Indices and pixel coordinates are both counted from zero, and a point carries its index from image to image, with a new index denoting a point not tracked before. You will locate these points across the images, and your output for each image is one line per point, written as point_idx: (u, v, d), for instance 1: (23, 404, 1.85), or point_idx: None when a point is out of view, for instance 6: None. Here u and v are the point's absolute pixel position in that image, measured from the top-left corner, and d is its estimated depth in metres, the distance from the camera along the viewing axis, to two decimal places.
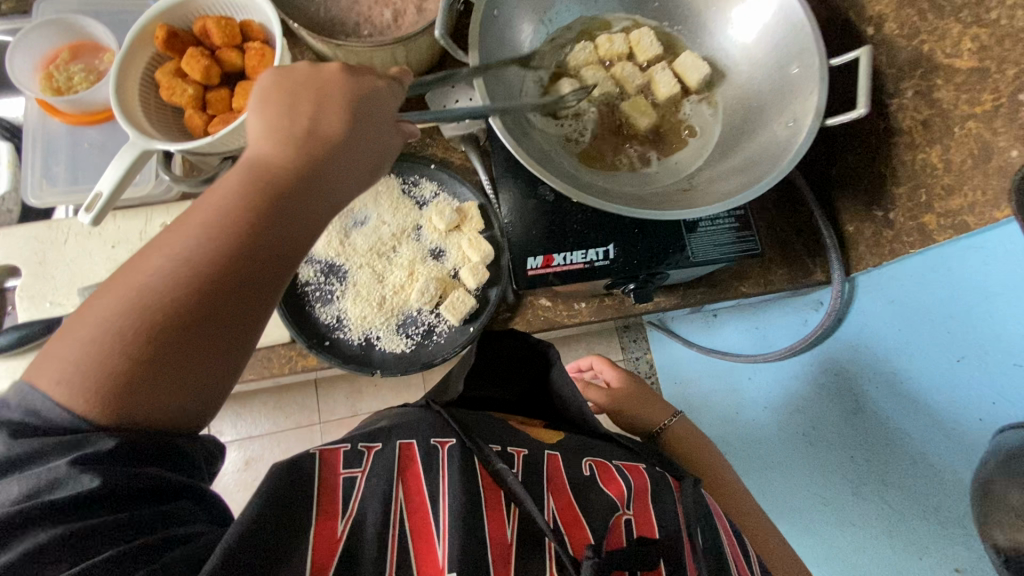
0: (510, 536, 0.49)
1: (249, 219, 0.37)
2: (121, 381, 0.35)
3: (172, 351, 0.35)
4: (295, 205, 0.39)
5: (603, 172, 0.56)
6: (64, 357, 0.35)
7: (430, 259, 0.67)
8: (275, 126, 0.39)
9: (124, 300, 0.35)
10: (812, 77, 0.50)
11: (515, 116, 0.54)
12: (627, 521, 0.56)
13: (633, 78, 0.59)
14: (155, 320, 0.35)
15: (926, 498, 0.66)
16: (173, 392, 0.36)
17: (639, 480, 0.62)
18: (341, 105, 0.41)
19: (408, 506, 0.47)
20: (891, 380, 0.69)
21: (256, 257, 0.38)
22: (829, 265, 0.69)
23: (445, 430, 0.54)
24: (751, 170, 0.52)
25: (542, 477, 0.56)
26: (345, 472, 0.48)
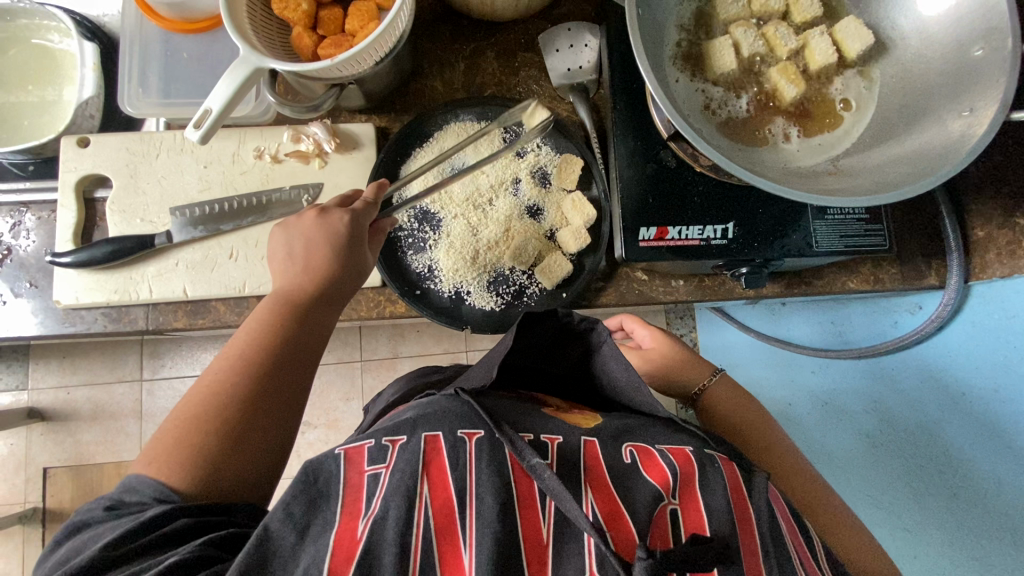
0: (545, 536, 0.43)
1: (285, 339, 0.46)
2: (209, 457, 0.41)
3: (248, 407, 0.43)
4: (319, 309, 0.49)
5: (742, 144, 0.52)
6: (177, 420, 0.42)
7: (527, 216, 0.63)
8: (282, 264, 0.50)
9: (223, 369, 0.45)
10: (1002, 61, 0.44)
11: (660, 73, 0.49)
12: (674, 512, 0.49)
13: (785, 41, 0.53)
14: (235, 385, 0.44)
15: (1004, 518, 0.65)
16: (245, 455, 0.42)
17: (686, 465, 0.52)
18: (323, 246, 0.49)
19: (432, 502, 0.43)
20: (989, 397, 0.67)
21: (291, 351, 0.46)
22: (947, 270, 0.64)
23: (473, 419, 0.48)
24: (915, 161, 0.47)
25: (579, 468, 0.50)
26: (368, 468, 0.44)
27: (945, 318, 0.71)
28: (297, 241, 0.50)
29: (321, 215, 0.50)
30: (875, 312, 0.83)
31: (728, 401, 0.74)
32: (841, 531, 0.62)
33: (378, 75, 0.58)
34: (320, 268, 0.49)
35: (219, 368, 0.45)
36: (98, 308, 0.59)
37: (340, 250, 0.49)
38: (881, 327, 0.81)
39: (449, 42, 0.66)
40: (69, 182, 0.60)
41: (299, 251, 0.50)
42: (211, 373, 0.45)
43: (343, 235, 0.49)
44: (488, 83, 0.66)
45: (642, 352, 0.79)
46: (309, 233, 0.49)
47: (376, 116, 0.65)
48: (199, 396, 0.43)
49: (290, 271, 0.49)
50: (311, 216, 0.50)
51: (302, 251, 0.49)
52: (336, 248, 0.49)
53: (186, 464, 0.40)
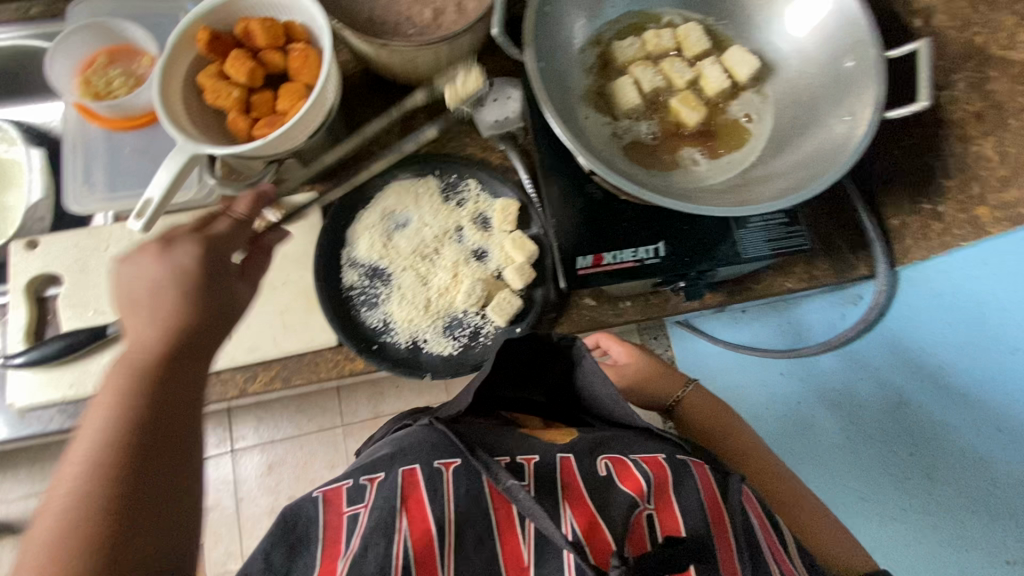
0: (527, 560, 0.46)
1: (154, 397, 0.39)
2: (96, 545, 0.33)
3: (131, 480, 0.35)
4: (187, 349, 0.41)
5: (656, 170, 0.56)
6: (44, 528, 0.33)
7: (474, 260, 0.66)
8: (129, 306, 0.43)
9: (89, 451, 0.36)
10: (870, 69, 0.50)
11: (567, 113, 0.54)
12: (650, 518, 0.51)
13: (682, 73, 0.58)
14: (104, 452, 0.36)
15: (978, 493, 0.66)
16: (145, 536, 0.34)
17: (659, 472, 0.54)
18: (173, 292, 0.42)
19: (412, 535, 0.45)
20: (938, 373, 0.70)
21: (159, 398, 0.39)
22: (873, 259, 0.68)
23: (448, 449, 0.51)
24: (810, 165, 0.52)
25: (558, 486, 0.52)
26: (348, 509, 0.48)
27: (884, 306, 0.74)
28: (143, 283, 0.43)
29: (162, 250, 0.44)
30: (825, 308, 0.86)
31: (704, 409, 0.76)
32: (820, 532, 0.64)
33: (315, 145, 0.61)
34: (173, 313, 0.42)
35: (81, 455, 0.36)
36: (55, 406, 0.59)
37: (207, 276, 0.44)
38: (832, 321, 0.84)
39: (381, 109, 0.70)
40: (20, 285, 0.61)
41: (145, 295, 0.43)
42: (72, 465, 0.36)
43: (192, 273, 0.43)
44: (423, 141, 0.70)
45: (618, 368, 0.78)
46: (155, 271, 0.43)
47: (318, 184, 0.68)
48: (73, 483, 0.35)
49: (143, 324, 0.41)
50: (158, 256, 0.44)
51: (148, 293, 0.42)
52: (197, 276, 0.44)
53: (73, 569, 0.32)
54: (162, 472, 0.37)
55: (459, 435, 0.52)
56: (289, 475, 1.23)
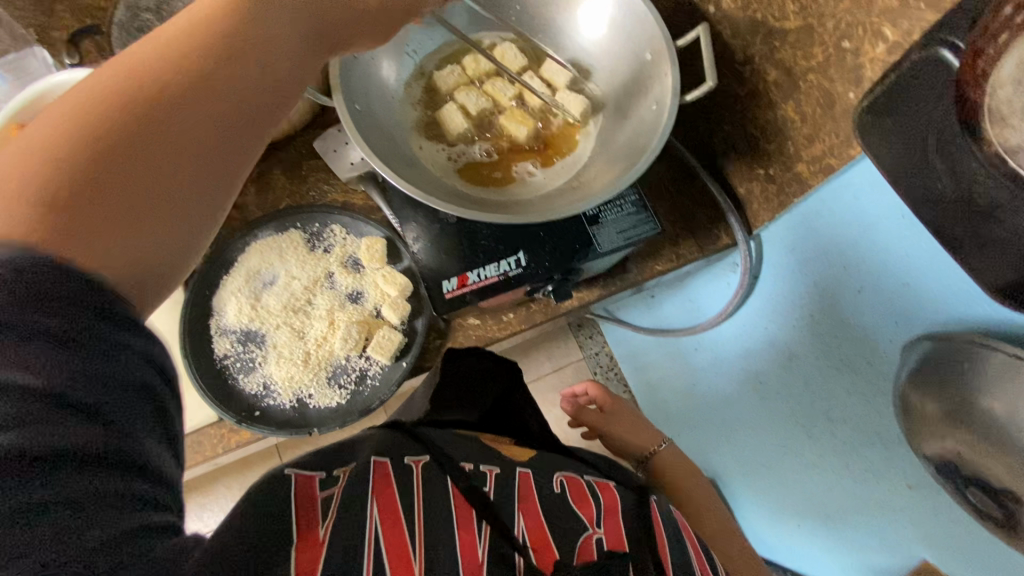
0: (482, 557, 0.44)
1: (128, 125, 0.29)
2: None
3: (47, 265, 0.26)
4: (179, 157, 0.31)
5: (496, 186, 0.58)
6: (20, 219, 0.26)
7: (349, 304, 0.66)
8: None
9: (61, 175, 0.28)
10: (664, 60, 0.54)
11: (394, 149, 0.55)
12: (598, 540, 0.53)
13: (505, 91, 0.61)
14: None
15: (870, 426, 0.69)
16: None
17: (609, 498, 0.60)
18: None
19: (382, 520, 0.43)
20: (811, 320, 0.73)
21: (209, 42, 0.32)
22: (731, 228, 0.72)
23: (415, 447, 0.52)
24: (629, 156, 0.54)
25: (515, 494, 0.54)
26: (320, 491, 0.44)
27: (755, 267, 0.78)
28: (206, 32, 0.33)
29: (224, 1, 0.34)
30: (714, 280, 0.88)
31: (677, 465, 0.83)
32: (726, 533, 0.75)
33: None
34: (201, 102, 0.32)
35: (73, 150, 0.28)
36: None
37: (245, 23, 0.34)
38: (722, 291, 0.88)
39: None
40: None
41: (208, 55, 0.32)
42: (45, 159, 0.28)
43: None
44: (282, 196, 0.70)
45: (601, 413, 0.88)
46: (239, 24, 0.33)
47: None
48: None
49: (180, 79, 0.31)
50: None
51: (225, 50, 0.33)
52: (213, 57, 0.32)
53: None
54: (165, 148, 0.30)
55: (424, 439, 0.53)
56: None
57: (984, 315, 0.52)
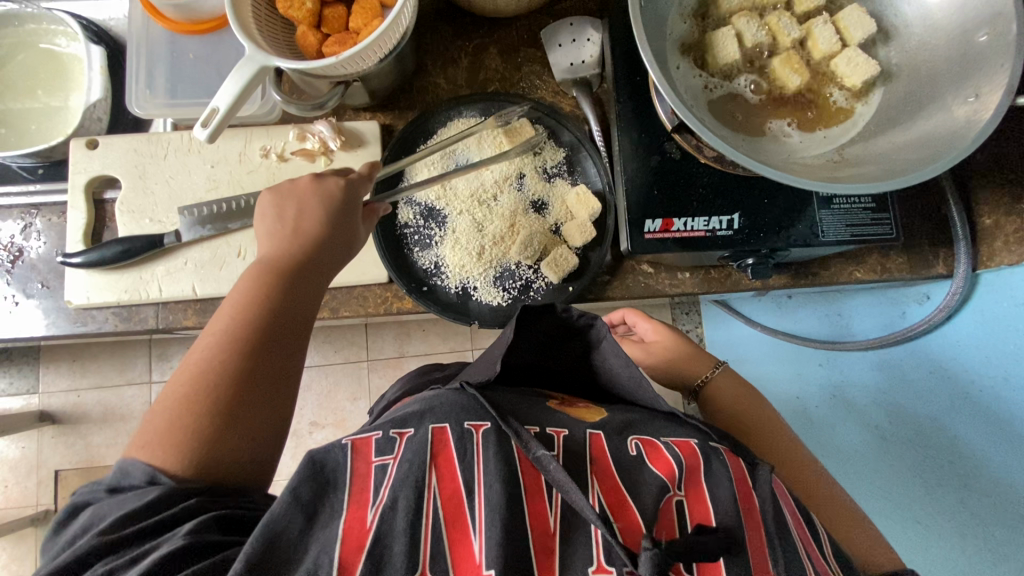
0: (553, 526, 0.45)
1: (246, 355, 0.44)
2: (205, 439, 0.41)
3: (223, 408, 0.42)
4: (277, 335, 0.46)
5: (744, 134, 0.52)
6: (191, 390, 0.42)
7: (532, 211, 0.64)
8: (271, 228, 0.50)
9: (229, 366, 0.43)
10: (1007, 47, 0.44)
11: (659, 62, 0.49)
12: (680, 503, 0.50)
13: (789, 31, 0.53)
14: (229, 361, 0.43)
15: (1015, 509, 0.64)
16: (247, 423, 0.42)
17: (690, 457, 0.52)
18: (316, 210, 0.50)
19: (441, 493, 0.44)
20: (991, 388, 0.67)
21: (294, 260, 0.48)
22: (955, 258, 0.64)
23: (478, 412, 0.49)
24: (920, 149, 0.47)
25: (585, 461, 0.51)
26: (376, 459, 0.45)
27: (953, 308, 0.70)
28: (292, 205, 0.50)
29: (315, 181, 0.51)
30: (883, 304, 0.83)
31: (732, 390, 0.73)
32: (821, 496, 0.63)
33: (383, 72, 0.58)
34: (308, 235, 0.49)
35: (205, 341, 0.45)
36: (110, 308, 0.60)
37: (314, 248, 0.49)
38: (888, 318, 0.81)
39: (452, 39, 0.66)
40: (79, 184, 0.60)
41: (291, 216, 0.50)
42: (200, 347, 0.45)
43: (337, 200, 0.50)
44: (492, 79, 0.66)
45: (645, 345, 0.79)
46: (304, 199, 0.50)
47: (381, 113, 0.65)
48: (191, 370, 0.43)
49: (245, 289, 0.47)
50: (305, 182, 0.51)
51: (293, 216, 0.50)
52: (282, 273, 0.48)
53: (174, 448, 0.41)
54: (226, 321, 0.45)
55: (490, 401, 0.50)
56: (312, 402, 1.26)
57: None
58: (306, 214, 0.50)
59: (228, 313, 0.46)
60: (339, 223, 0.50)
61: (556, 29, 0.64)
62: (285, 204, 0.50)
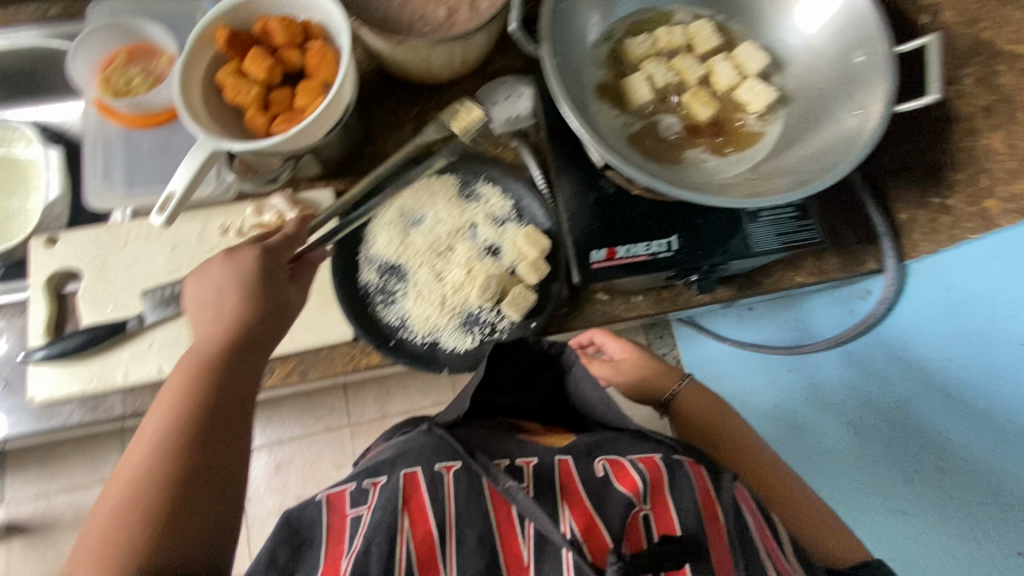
0: (527, 559, 0.46)
1: (186, 452, 0.41)
2: (154, 552, 0.38)
3: (172, 512, 0.39)
4: (220, 425, 0.43)
5: (668, 164, 0.56)
6: (126, 503, 0.39)
7: (487, 256, 0.67)
8: (196, 315, 0.48)
9: (168, 466, 0.40)
10: (881, 65, 0.51)
11: (584, 111, 0.55)
12: (646, 518, 0.50)
13: (693, 69, 0.59)
14: (163, 466, 0.40)
15: (987, 482, 0.67)
16: (203, 521, 0.40)
17: (655, 471, 0.53)
18: (234, 287, 0.48)
19: (414, 536, 0.46)
20: (943, 369, 0.70)
21: (222, 340, 0.46)
22: (882, 253, 0.69)
23: (449, 451, 0.51)
24: (821, 159, 0.52)
25: (554, 487, 0.52)
26: (351, 511, 0.48)
27: (892, 300, 0.74)
28: (211, 287, 0.48)
29: (228, 255, 0.49)
30: (835, 305, 0.87)
31: (701, 401, 0.74)
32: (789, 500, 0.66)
33: (331, 143, 0.62)
34: (232, 312, 0.47)
35: (136, 451, 0.41)
36: (74, 400, 0.59)
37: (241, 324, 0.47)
38: (840, 317, 0.85)
39: (395, 107, 0.71)
40: (40, 280, 0.62)
41: (212, 298, 0.48)
42: (130, 458, 0.41)
43: (252, 270, 0.49)
44: None
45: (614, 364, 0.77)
46: (222, 278, 0.48)
47: (334, 180, 0.68)
48: (123, 486, 0.40)
49: (174, 380, 0.44)
50: (219, 261, 0.49)
51: (215, 298, 0.48)
52: (210, 359, 0.45)
53: (121, 568, 0.37)
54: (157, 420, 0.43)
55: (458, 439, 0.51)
56: (297, 475, 1.24)
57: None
58: (225, 293, 0.48)
59: (159, 411, 0.43)
60: (279, 285, 0.50)
61: (490, 87, 0.69)
62: (209, 274, 0.49)
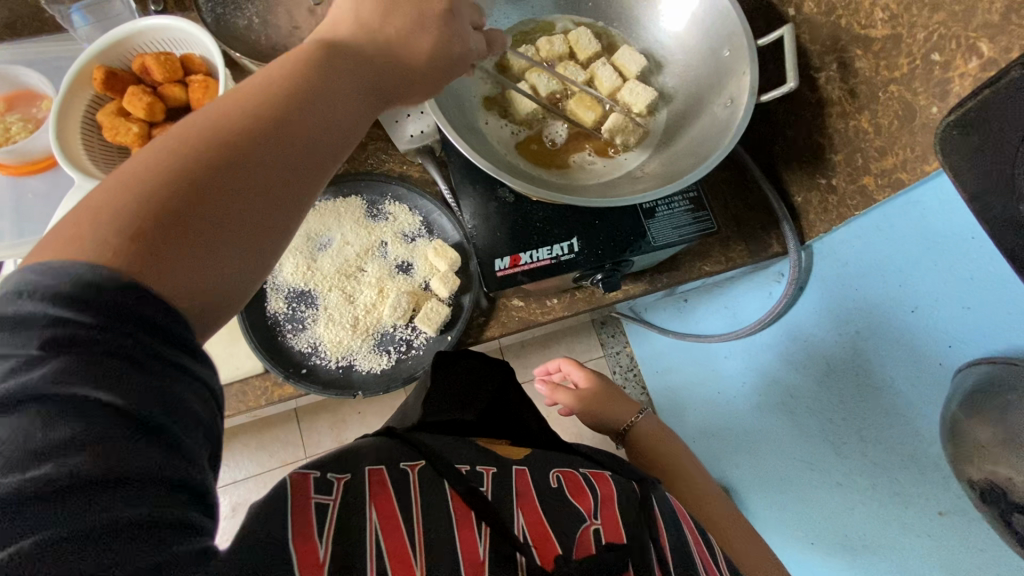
0: (482, 555, 0.44)
1: (236, 148, 0.30)
2: (148, 271, 0.26)
3: (156, 216, 0.27)
4: (273, 150, 0.31)
5: (557, 169, 0.59)
6: (76, 222, 0.26)
7: (399, 274, 0.67)
8: (344, 28, 0.38)
9: (155, 178, 0.28)
10: (744, 57, 0.52)
11: (468, 125, 0.56)
12: (596, 531, 0.51)
13: (576, 76, 0.61)
14: (177, 157, 0.28)
15: (904, 447, 0.68)
16: (198, 255, 0.28)
17: (605, 487, 0.57)
18: (428, 34, 0.41)
19: (381, 529, 0.43)
20: (855, 341, 0.72)
21: (350, 68, 0.36)
22: (783, 236, 0.71)
23: (413, 452, 0.52)
24: (697, 153, 0.54)
25: (512, 491, 0.52)
26: (315, 496, 0.43)
27: (800, 279, 0.77)
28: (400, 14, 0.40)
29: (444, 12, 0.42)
30: (755, 289, 0.89)
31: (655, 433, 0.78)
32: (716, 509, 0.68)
33: None
34: (409, 47, 0.40)
35: (129, 171, 0.28)
36: None
37: (386, 60, 0.38)
38: (761, 300, 0.88)
39: None
40: None
41: (414, 30, 0.40)
42: (114, 177, 0.28)
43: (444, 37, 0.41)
44: (340, 161, 0.71)
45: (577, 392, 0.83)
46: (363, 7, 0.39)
47: None
48: (48, 254, 0.25)
49: (228, 103, 0.31)
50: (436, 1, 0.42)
51: (415, 26, 0.40)
52: (301, 85, 0.33)
53: (94, 256, 0.25)
54: (219, 145, 0.29)
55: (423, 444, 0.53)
56: None
57: (928, 369, 0.63)
58: (418, 34, 0.40)
59: (210, 154, 0.29)
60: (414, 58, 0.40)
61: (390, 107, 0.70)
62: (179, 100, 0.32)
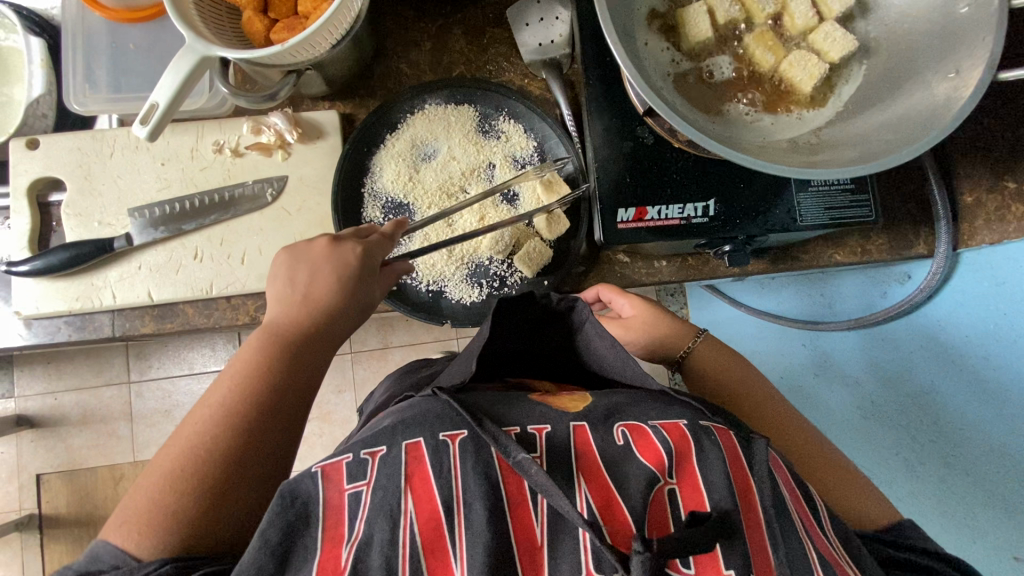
0: (539, 537, 0.39)
1: (233, 424, 0.41)
2: (197, 519, 0.38)
3: (228, 463, 0.40)
4: (274, 428, 0.42)
5: (716, 116, 0.50)
6: (175, 458, 0.40)
7: (502, 203, 0.61)
8: (288, 291, 0.47)
9: (210, 418, 0.41)
10: (989, 18, 0.42)
11: (630, 45, 0.47)
12: (672, 492, 0.42)
13: (764, 4, 0.51)
14: (218, 439, 0.41)
15: (994, 485, 0.65)
16: (244, 496, 0.40)
17: (680, 440, 0.45)
18: (330, 276, 0.46)
19: (417, 517, 0.38)
20: (976, 369, 0.66)
21: (305, 339, 0.45)
22: (935, 237, 0.62)
23: (454, 418, 0.43)
24: (899, 130, 0.45)
25: (571, 462, 0.44)
26: (349, 487, 0.40)
27: (934, 287, 0.69)
28: (304, 271, 0.47)
29: (333, 244, 0.47)
30: (866, 285, 0.82)
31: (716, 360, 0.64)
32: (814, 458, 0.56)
33: (338, 58, 0.55)
34: (321, 297, 0.46)
35: (203, 413, 0.42)
36: (60, 317, 0.57)
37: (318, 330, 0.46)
38: (869, 298, 0.81)
39: (414, 21, 0.62)
40: (20, 187, 0.57)
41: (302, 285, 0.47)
42: (194, 420, 0.42)
43: (352, 268, 0.47)
44: (456, 62, 0.63)
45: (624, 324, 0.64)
46: (319, 264, 0.47)
47: (340, 102, 0.62)
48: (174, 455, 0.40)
49: (252, 347, 0.44)
50: (321, 245, 0.47)
51: (305, 283, 0.47)
52: (289, 353, 0.45)
53: (180, 519, 0.38)
54: (216, 404, 0.42)
55: (465, 404, 0.44)
56: None
57: None
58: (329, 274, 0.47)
59: (223, 395, 0.42)
60: (361, 288, 0.48)
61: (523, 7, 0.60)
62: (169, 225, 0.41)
